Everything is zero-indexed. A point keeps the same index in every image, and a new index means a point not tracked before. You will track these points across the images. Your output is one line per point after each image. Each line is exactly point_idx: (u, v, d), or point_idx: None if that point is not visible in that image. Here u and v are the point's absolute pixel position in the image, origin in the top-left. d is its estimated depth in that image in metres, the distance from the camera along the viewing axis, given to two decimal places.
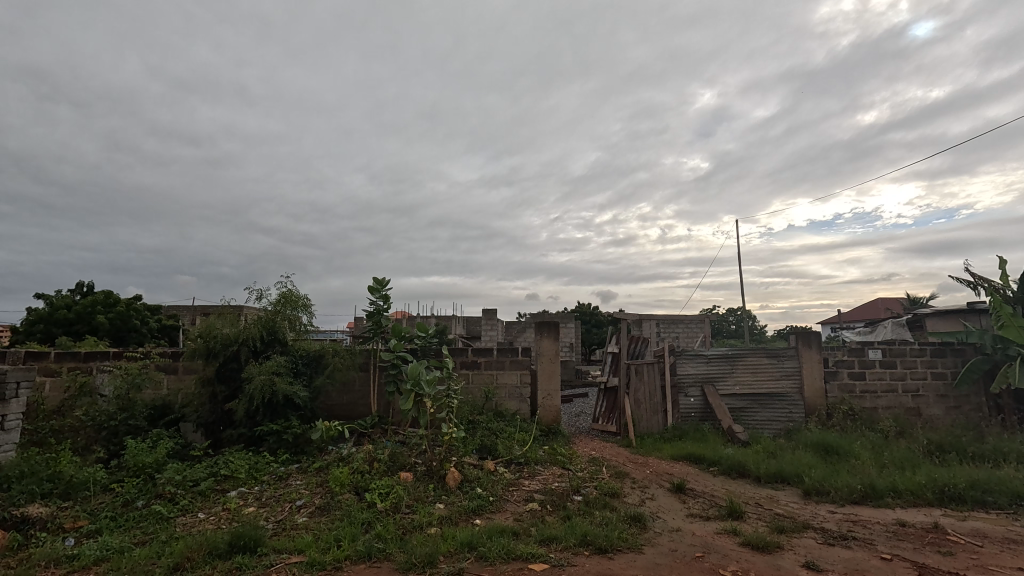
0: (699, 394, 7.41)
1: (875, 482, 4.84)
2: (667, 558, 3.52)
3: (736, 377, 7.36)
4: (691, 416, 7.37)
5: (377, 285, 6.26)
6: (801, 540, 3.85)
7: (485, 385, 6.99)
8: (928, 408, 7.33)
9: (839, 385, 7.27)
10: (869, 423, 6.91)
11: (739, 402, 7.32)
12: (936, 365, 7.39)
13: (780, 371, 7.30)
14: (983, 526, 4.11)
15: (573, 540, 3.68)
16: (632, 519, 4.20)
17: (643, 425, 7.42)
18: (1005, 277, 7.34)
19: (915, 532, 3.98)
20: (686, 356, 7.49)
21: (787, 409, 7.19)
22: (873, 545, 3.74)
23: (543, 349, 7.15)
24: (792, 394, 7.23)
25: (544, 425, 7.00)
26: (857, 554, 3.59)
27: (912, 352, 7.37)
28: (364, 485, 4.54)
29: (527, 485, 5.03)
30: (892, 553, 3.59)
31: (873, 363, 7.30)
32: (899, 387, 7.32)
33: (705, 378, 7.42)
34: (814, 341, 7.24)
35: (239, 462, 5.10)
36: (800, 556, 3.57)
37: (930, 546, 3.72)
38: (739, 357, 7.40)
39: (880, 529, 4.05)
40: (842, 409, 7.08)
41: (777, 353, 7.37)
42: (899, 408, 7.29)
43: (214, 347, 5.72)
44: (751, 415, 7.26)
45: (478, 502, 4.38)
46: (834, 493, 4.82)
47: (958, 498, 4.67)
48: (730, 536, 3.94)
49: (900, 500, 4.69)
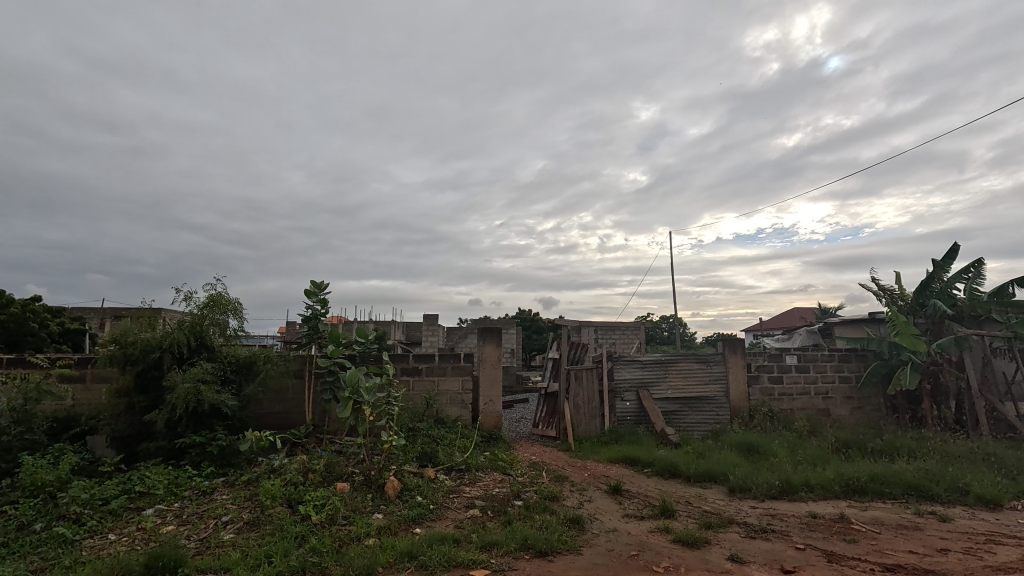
0: (635, 399, 7.71)
1: (791, 478, 5.24)
2: (605, 558, 3.63)
3: (668, 381, 7.73)
4: (627, 419, 7.65)
5: (315, 288, 6.04)
6: (726, 535, 4.10)
7: (427, 392, 6.89)
8: (836, 408, 7.99)
9: (760, 388, 7.81)
10: (786, 423, 7.47)
11: (671, 405, 7.67)
12: (844, 369, 8.08)
13: (708, 376, 7.74)
14: (881, 515, 4.56)
15: (514, 544, 3.71)
16: (571, 521, 4.30)
17: (582, 429, 7.59)
18: (900, 288, 8.21)
19: (824, 523, 4.34)
20: (623, 361, 7.80)
21: (715, 411, 7.63)
22: (789, 536, 4.05)
23: (486, 355, 7.17)
24: (719, 398, 7.67)
25: (486, 431, 7.00)
26: (775, 546, 3.86)
27: (823, 357, 8.04)
28: (299, 497, 4.35)
29: (467, 492, 5.02)
30: (805, 543, 3.90)
31: (790, 368, 7.91)
32: (812, 389, 7.95)
33: (641, 383, 7.74)
34: (739, 348, 7.74)
35: (157, 477, 4.73)
36: (725, 549, 3.80)
37: (838, 535, 4.08)
38: (672, 363, 7.78)
39: (796, 521, 4.39)
40: (764, 410, 7.63)
41: (706, 359, 7.81)
42: (811, 409, 7.91)
43: (133, 353, 5.30)
44: (682, 417, 7.63)
45: (419, 511, 4.32)
46: (755, 489, 5.16)
47: (860, 490, 5.15)
48: (663, 534, 4.12)
49: (812, 494, 5.10)
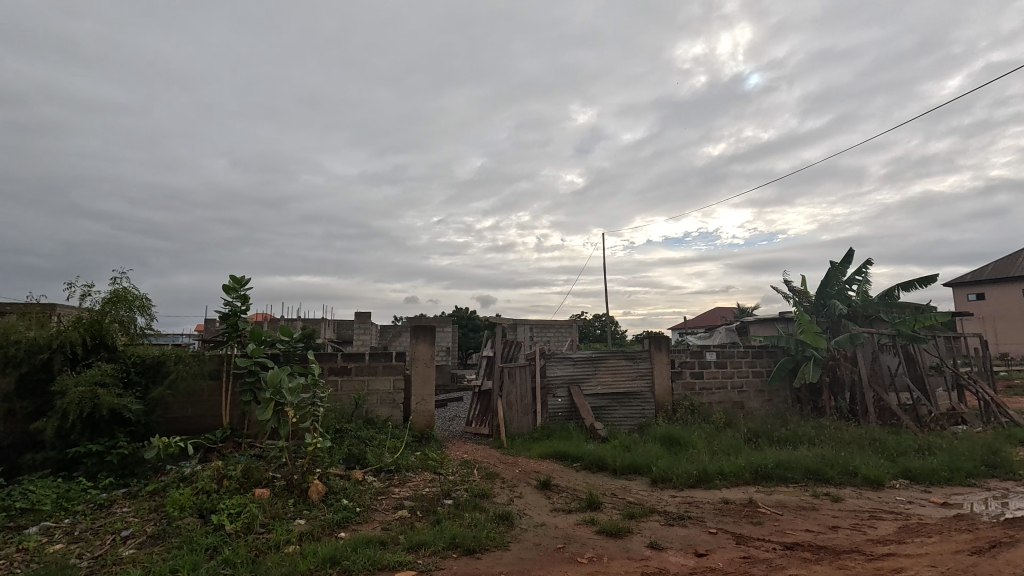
0: (566, 395, 7.90)
1: (708, 467, 5.58)
2: (531, 552, 3.69)
3: (598, 378, 7.98)
4: (558, 415, 7.83)
5: (234, 283, 5.68)
6: (647, 523, 4.30)
7: (356, 392, 6.68)
8: (749, 401, 8.58)
9: (682, 383, 8.24)
10: (705, 416, 7.94)
11: (600, 401, 7.93)
12: (756, 365, 8.70)
13: (635, 372, 8.07)
14: (784, 498, 4.96)
15: (442, 543, 3.69)
16: (500, 518, 4.34)
17: (515, 426, 7.66)
18: (805, 290, 8.97)
19: (735, 508, 4.67)
20: (556, 358, 7.96)
21: (641, 406, 7.98)
22: (704, 522, 4.31)
23: (418, 353, 7.06)
24: (644, 393, 8.02)
25: (418, 431, 6.90)
26: (691, 531, 4.10)
27: (739, 354, 8.62)
28: (211, 506, 4.07)
29: (396, 493, 4.93)
30: (717, 527, 4.17)
31: (710, 363, 8.41)
32: (728, 384, 8.49)
33: (572, 379, 7.94)
34: (664, 345, 8.13)
35: (43, 491, 4.26)
36: (646, 537, 3.99)
37: (746, 518, 4.40)
38: (602, 360, 8.04)
39: (710, 507, 4.68)
40: (685, 404, 8.06)
41: (634, 356, 8.14)
42: (727, 402, 8.45)
43: (16, 354, 4.74)
44: (610, 412, 7.91)
45: (344, 514, 4.19)
46: (675, 479, 5.45)
47: (768, 476, 5.57)
48: (588, 526, 4.26)
49: (725, 481, 5.46)
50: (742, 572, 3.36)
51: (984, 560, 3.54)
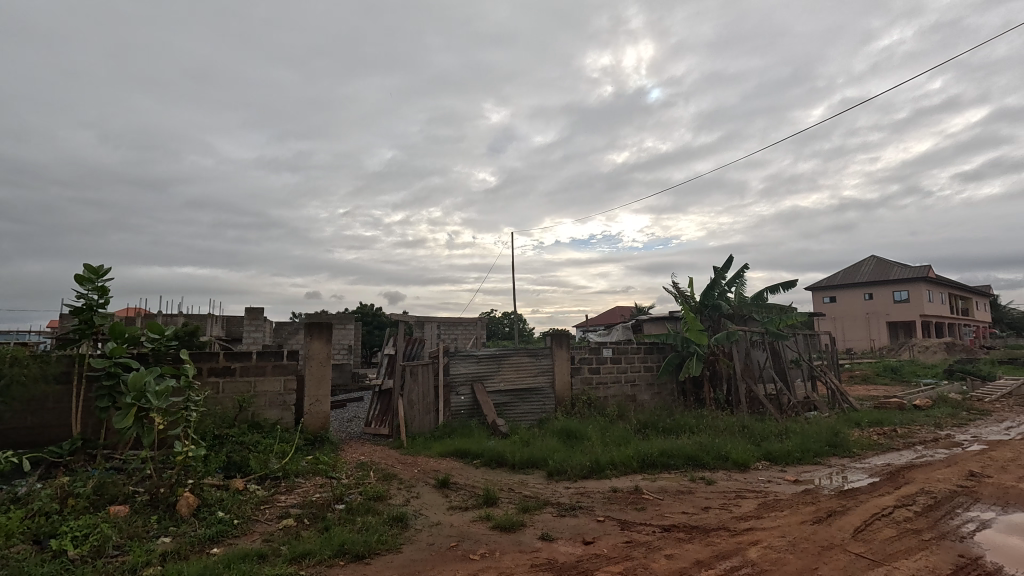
0: (469, 392, 7.92)
1: (600, 458, 5.88)
2: (424, 553, 3.64)
3: (501, 375, 8.08)
4: (461, 413, 7.83)
5: (89, 274, 4.98)
6: (540, 516, 4.43)
7: (240, 394, 6.17)
8: (641, 394, 9.16)
9: (581, 378, 8.60)
10: (600, 409, 8.35)
11: (502, 397, 8.04)
12: (647, 360, 9.31)
13: (537, 368, 8.28)
14: (665, 484, 5.36)
15: (329, 551, 3.51)
16: (394, 520, 4.23)
17: (415, 425, 7.53)
18: (691, 291, 9.78)
19: (622, 495, 4.96)
20: (459, 356, 7.95)
21: (541, 401, 8.21)
22: (593, 510, 4.53)
23: (313, 352, 6.69)
24: (545, 388, 8.27)
25: (311, 433, 6.53)
26: (581, 521, 4.29)
27: (632, 350, 9.17)
28: (52, 530, 3.54)
29: (282, 501, 4.61)
30: (605, 515, 4.39)
31: (606, 359, 8.86)
32: (622, 378, 9.00)
33: (475, 377, 7.97)
34: (565, 342, 8.42)
35: None
36: (538, 529, 4.10)
37: (630, 505, 4.69)
38: (505, 357, 8.15)
39: (600, 497, 4.93)
40: (583, 399, 8.42)
41: (536, 353, 8.35)
42: (621, 396, 8.96)
43: None
44: (512, 408, 8.05)
45: (219, 528, 3.84)
46: (569, 471, 5.67)
47: (653, 464, 5.99)
48: (484, 522, 4.29)
49: (615, 471, 5.78)
50: (624, 556, 3.57)
51: (823, 528, 4.08)
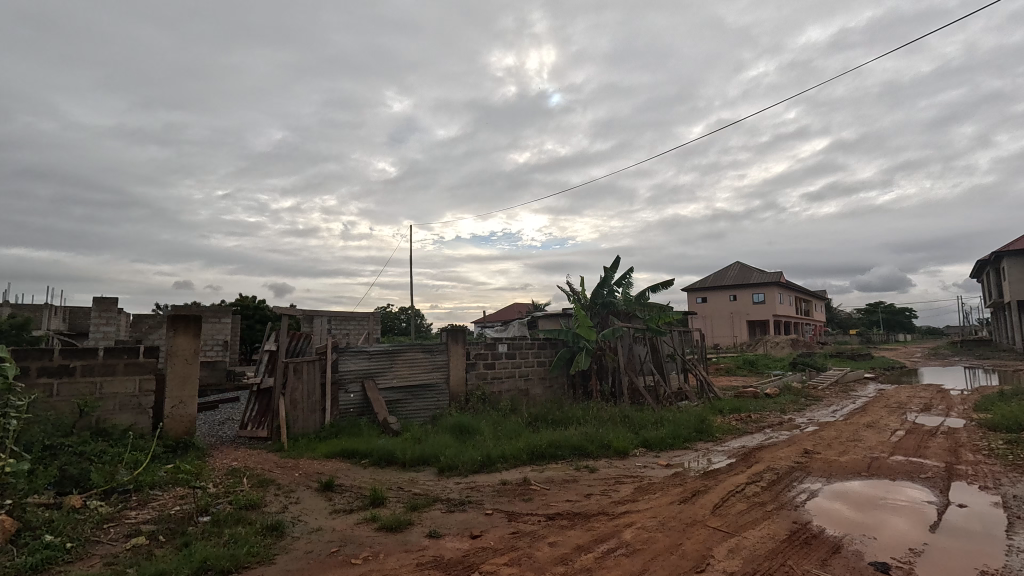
0: (359, 390, 7.58)
1: (491, 452, 5.95)
2: (301, 562, 3.40)
3: (394, 371, 7.85)
4: (349, 411, 7.47)
5: None
6: (429, 513, 4.37)
7: (82, 397, 5.32)
8: (533, 388, 9.43)
9: (475, 374, 8.64)
10: (494, 404, 8.46)
11: (395, 394, 7.82)
12: (541, 355, 9.61)
13: (431, 364, 8.17)
14: (552, 474, 5.57)
15: (188, 569, 3.14)
16: (270, 528, 3.92)
17: (299, 426, 7.04)
18: (582, 289, 10.27)
19: (511, 487, 5.06)
20: (349, 352, 7.58)
21: (435, 397, 8.11)
22: (482, 504, 4.57)
23: (177, 348, 5.97)
24: (440, 384, 8.18)
25: (173, 439, 5.83)
26: (469, 515, 4.30)
27: (527, 345, 9.40)
28: None
29: (133, 517, 4.05)
30: (493, 508, 4.45)
31: (501, 354, 8.98)
32: (516, 373, 9.19)
33: (366, 373, 7.65)
34: (461, 337, 8.40)
35: None
36: (426, 527, 4.04)
37: (518, 496, 4.80)
38: (399, 352, 7.93)
39: (489, 490, 4.99)
40: (477, 394, 8.47)
41: (431, 348, 8.23)
42: (515, 390, 9.15)
43: None
44: (404, 405, 7.86)
45: (46, 555, 3.27)
46: (461, 466, 5.67)
47: (542, 456, 6.19)
48: (369, 524, 4.13)
49: (506, 464, 5.89)
50: (510, 547, 3.65)
51: (688, 506, 4.50)
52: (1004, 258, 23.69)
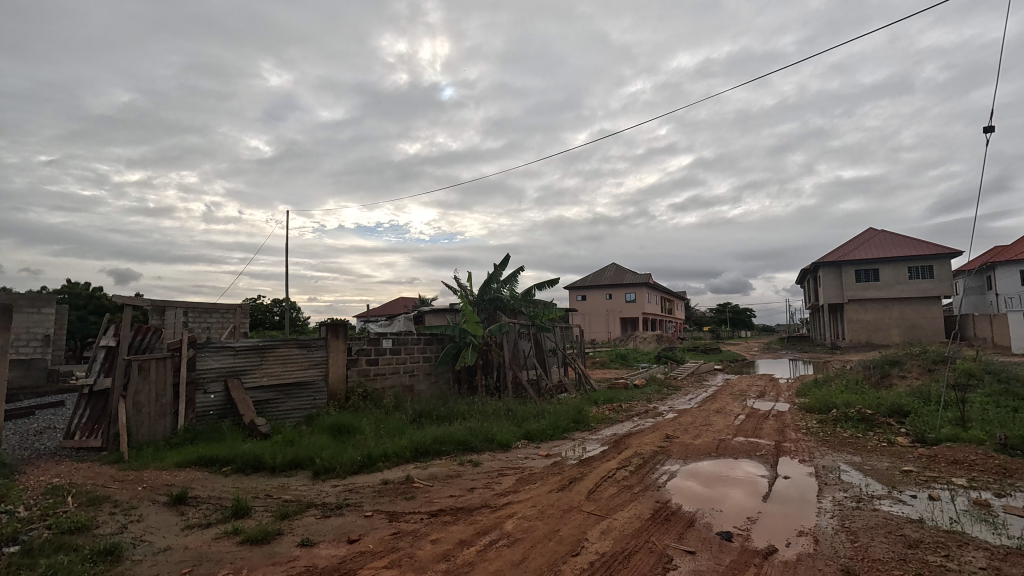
0: (221, 390, 6.82)
1: (372, 451, 5.72)
2: None
3: (264, 369, 7.19)
4: (209, 414, 6.69)
5: None
6: (301, 520, 4.06)
7: None
8: (418, 383, 9.25)
9: (357, 370, 8.24)
10: (376, 401, 8.15)
11: (264, 394, 7.17)
12: (427, 350, 9.46)
13: (308, 360, 7.62)
14: (436, 470, 5.52)
15: None
16: (102, 554, 3.35)
17: (144, 432, 6.14)
18: (470, 285, 10.30)
19: (392, 487, 4.90)
20: (210, 348, 6.79)
21: (311, 396, 7.59)
22: (361, 506, 4.37)
23: None
24: (317, 382, 7.67)
25: None
26: (346, 519, 4.08)
27: (412, 340, 9.19)
28: None
29: None
30: (373, 510, 4.28)
31: (385, 350, 8.68)
32: (401, 369, 8.94)
33: (230, 372, 6.91)
34: (341, 332, 7.96)
35: None
36: (297, 536, 3.75)
37: (400, 495, 4.67)
38: (270, 348, 7.29)
39: (369, 491, 4.79)
40: (358, 391, 8.08)
41: (307, 344, 7.68)
42: (399, 386, 8.90)
43: None
44: (276, 405, 7.24)
45: None
46: (339, 468, 5.37)
47: (426, 452, 6.10)
48: (230, 538, 3.73)
49: (388, 463, 5.70)
50: (390, 548, 3.53)
51: (565, 493, 4.73)
52: (820, 268, 28.42)
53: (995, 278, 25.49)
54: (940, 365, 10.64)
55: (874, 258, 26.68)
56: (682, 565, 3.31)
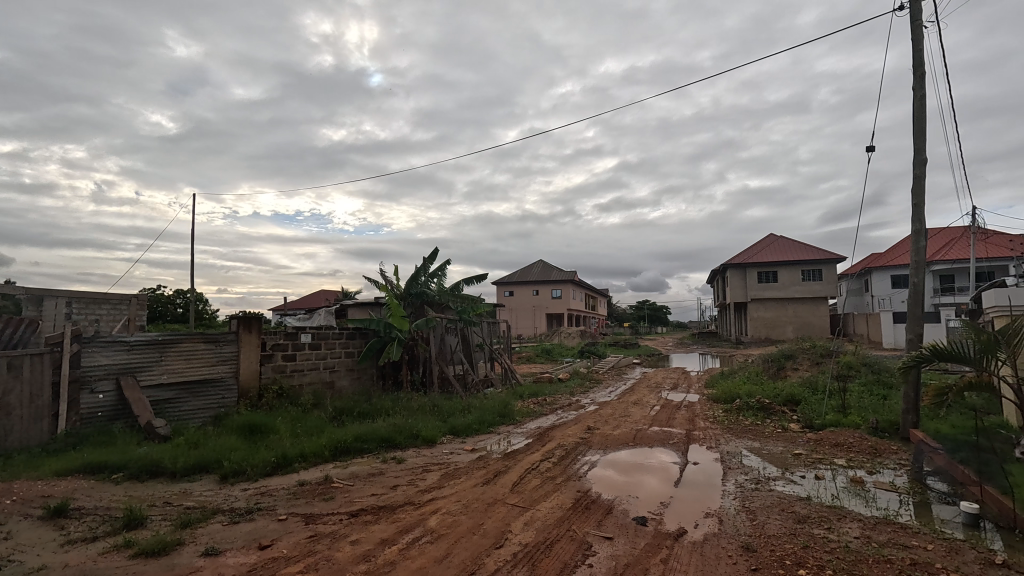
0: (112, 389, 6.15)
1: (288, 452, 5.42)
2: None
3: (164, 365, 6.58)
4: (96, 416, 6.00)
5: None
6: (206, 528, 3.76)
7: None
8: (340, 380, 8.89)
9: (272, 366, 7.76)
10: (293, 399, 7.72)
11: (164, 393, 6.56)
12: (349, 345, 9.10)
13: (216, 356, 7.07)
14: (357, 468, 5.33)
15: None
16: None
17: (14, 439, 5.39)
18: (396, 278, 10.05)
19: (309, 488, 4.68)
20: (99, 343, 6.10)
21: (220, 395, 7.05)
22: (274, 510, 4.12)
23: None
24: (226, 379, 7.14)
25: None
26: (258, 524, 3.84)
27: (334, 335, 8.80)
28: None
29: None
30: (288, 513, 4.05)
31: (304, 345, 8.24)
32: (320, 365, 8.54)
33: (123, 369, 6.25)
34: (255, 326, 7.46)
35: None
36: (201, 545, 3.47)
37: (318, 496, 4.47)
38: (171, 343, 6.67)
39: (284, 493, 4.53)
40: (273, 389, 7.61)
41: (216, 338, 7.13)
42: (318, 383, 8.49)
43: None
44: (177, 405, 6.65)
45: None
46: (250, 471, 5.03)
47: (346, 451, 5.88)
48: (120, 551, 3.37)
49: (305, 463, 5.43)
50: (305, 552, 3.36)
51: (489, 487, 4.75)
52: (728, 270, 30.72)
53: (871, 281, 28.85)
54: (825, 358, 11.90)
55: (774, 262, 29.22)
56: (600, 551, 3.44)
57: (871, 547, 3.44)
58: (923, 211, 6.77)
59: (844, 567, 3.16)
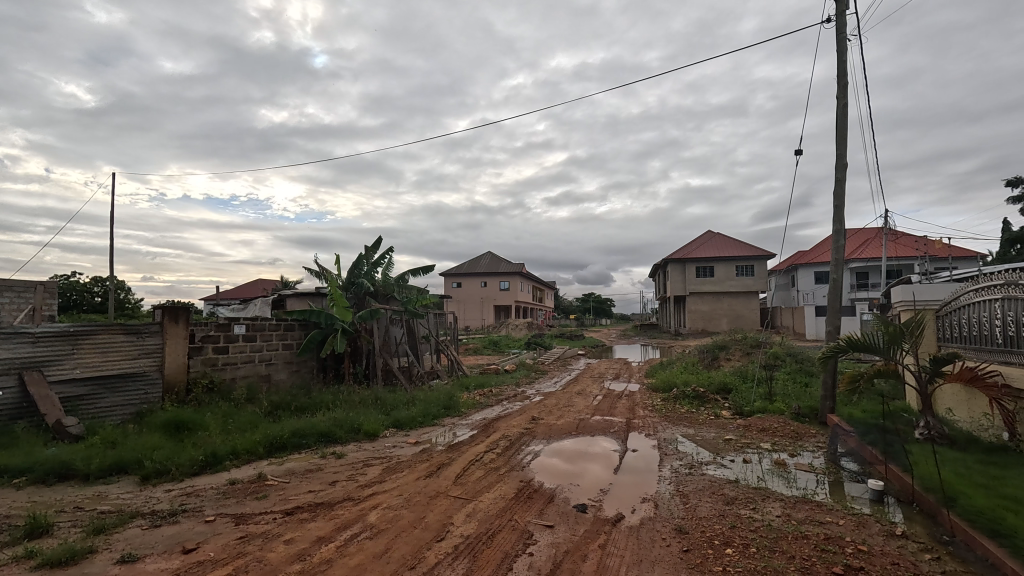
0: (14, 385, 5.57)
1: (218, 449, 5.13)
2: None
3: (76, 359, 6.04)
4: None
5: None
6: (123, 534, 3.49)
7: None
8: (277, 373, 8.49)
9: (201, 359, 7.30)
10: (224, 394, 7.31)
11: (77, 389, 6.02)
12: (287, 337, 8.71)
13: (137, 349, 6.57)
14: (294, 465, 5.12)
15: None
16: None
17: None
18: (338, 267, 9.71)
19: (241, 487, 4.45)
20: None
21: (141, 390, 6.55)
22: (201, 511, 3.89)
23: None
24: (148, 374, 6.64)
25: None
26: (182, 527, 3.61)
27: (270, 327, 8.39)
28: None
29: None
30: (216, 514, 3.84)
31: (237, 337, 7.80)
32: (256, 357, 8.13)
33: (27, 363, 5.68)
34: (182, 316, 6.99)
35: None
36: (117, 552, 3.22)
37: (250, 495, 4.26)
38: (84, 335, 6.13)
39: (212, 493, 4.28)
40: (203, 383, 7.17)
41: (137, 330, 6.62)
42: (253, 376, 8.08)
43: None
44: (92, 402, 6.12)
45: None
46: (174, 471, 4.72)
47: (282, 447, 5.63)
48: (20, 564, 3.06)
49: (236, 461, 5.15)
50: (235, 554, 3.19)
51: (432, 479, 4.71)
52: (669, 265, 31.95)
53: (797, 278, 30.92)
54: (754, 349, 12.64)
55: (712, 257, 30.65)
56: (541, 539, 3.49)
57: (791, 525, 3.69)
58: (843, 212, 7.29)
59: (766, 544, 3.37)
